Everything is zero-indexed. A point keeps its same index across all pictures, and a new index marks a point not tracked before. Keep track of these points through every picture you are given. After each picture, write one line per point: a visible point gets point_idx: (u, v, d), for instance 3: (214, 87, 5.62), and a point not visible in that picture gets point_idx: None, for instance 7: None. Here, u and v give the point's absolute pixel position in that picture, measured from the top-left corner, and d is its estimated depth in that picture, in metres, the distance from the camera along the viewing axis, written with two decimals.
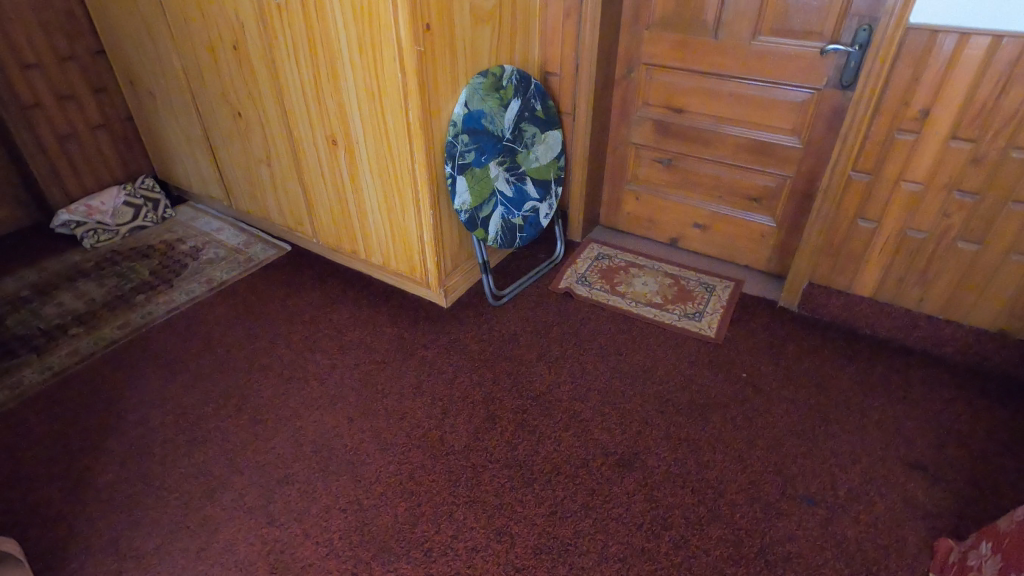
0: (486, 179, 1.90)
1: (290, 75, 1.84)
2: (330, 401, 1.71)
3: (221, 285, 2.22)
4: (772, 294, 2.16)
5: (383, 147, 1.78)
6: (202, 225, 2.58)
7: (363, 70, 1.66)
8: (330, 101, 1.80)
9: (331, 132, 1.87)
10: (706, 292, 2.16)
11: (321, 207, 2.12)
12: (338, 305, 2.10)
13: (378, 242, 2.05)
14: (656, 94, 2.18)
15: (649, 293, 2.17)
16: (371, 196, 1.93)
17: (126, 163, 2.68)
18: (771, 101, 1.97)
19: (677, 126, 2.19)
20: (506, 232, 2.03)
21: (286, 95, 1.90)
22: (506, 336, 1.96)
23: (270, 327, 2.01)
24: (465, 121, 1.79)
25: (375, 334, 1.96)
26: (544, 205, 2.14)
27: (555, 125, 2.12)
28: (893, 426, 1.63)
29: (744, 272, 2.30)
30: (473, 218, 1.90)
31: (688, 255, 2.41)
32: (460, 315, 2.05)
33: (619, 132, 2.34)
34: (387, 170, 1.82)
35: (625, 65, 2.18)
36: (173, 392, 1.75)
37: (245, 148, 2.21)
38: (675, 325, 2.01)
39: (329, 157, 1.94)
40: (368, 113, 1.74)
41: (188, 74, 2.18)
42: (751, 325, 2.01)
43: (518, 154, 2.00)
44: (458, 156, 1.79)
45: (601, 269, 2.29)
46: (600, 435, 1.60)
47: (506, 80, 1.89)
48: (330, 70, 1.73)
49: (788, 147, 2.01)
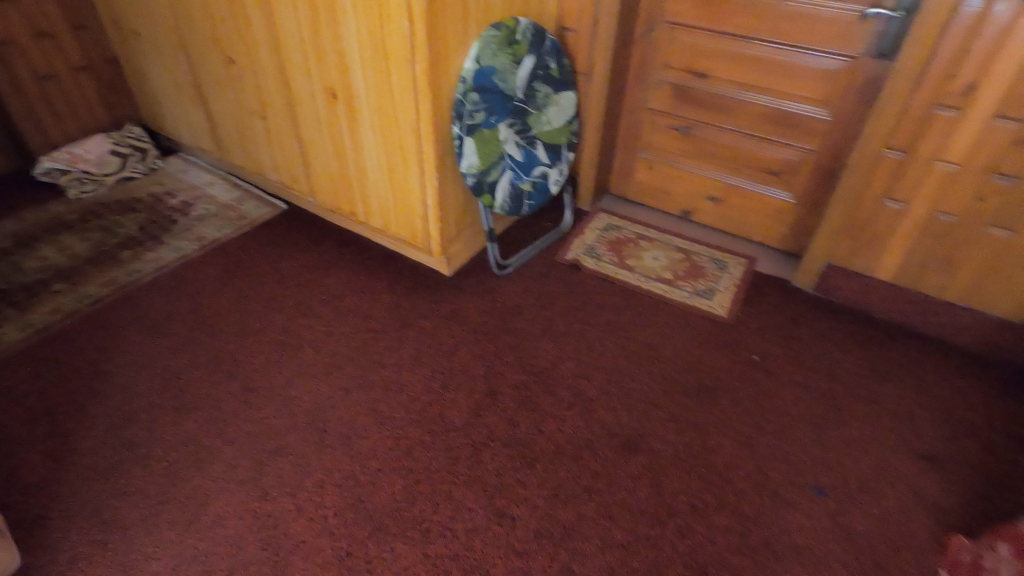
0: (495, 141, 1.78)
1: (285, 17, 1.70)
2: (325, 370, 1.64)
3: (214, 244, 2.12)
4: (785, 273, 2.09)
5: (385, 100, 1.65)
6: (193, 179, 2.47)
7: (366, 16, 1.52)
8: (329, 47, 1.66)
9: (330, 82, 1.74)
10: (717, 269, 2.09)
11: (318, 164, 2.00)
12: (334, 270, 2.01)
13: (378, 204, 1.94)
14: (678, 55, 2.04)
15: (659, 268, 2.08)
16: (373, 154, 1.81)
17: (110, 109, 2.53)
18: (800, 68, 1.84)
19: (697, 92, 2.06)
20: (515, 198, 1.92)
21: (282, 40, 1.76)
22: (508, 308, 1.88)
23: (263, 290, 1.92)
24: (475, 78, 1.65)
25: (372, 301, 1.88)
26: (554, 170, 2.03)
27: (568, 86, 1.99)
28: (906, 416, 1.59)
29: (757, 249, 2.21)
30: (480, 183, 1.78)
31: (699, 228, 2.32)
32: (461, 284, 1.97)
33: (635, 96, 2.21)
34: (388, 127, 1.71)
35: (646, 22, 2.03)
36: (160, 354, 1.68)
37: (237, 97, 2.07)
38: (685, 302, 1.94)
39: (328, 109, 1.81)
40: (370, 62, 1.60)
41: (173, 12, 2.02)
42: (763, 306, 1.94)
43: (529, 115, 1.87)
44: (467, 115, 1.67)
45: (609, 241, 2.20)
46: (605, 415, 1.54)
47: (520, 33, 1.75)
48: (330, 13, 1.59)
49: (815, 119, 1.89)
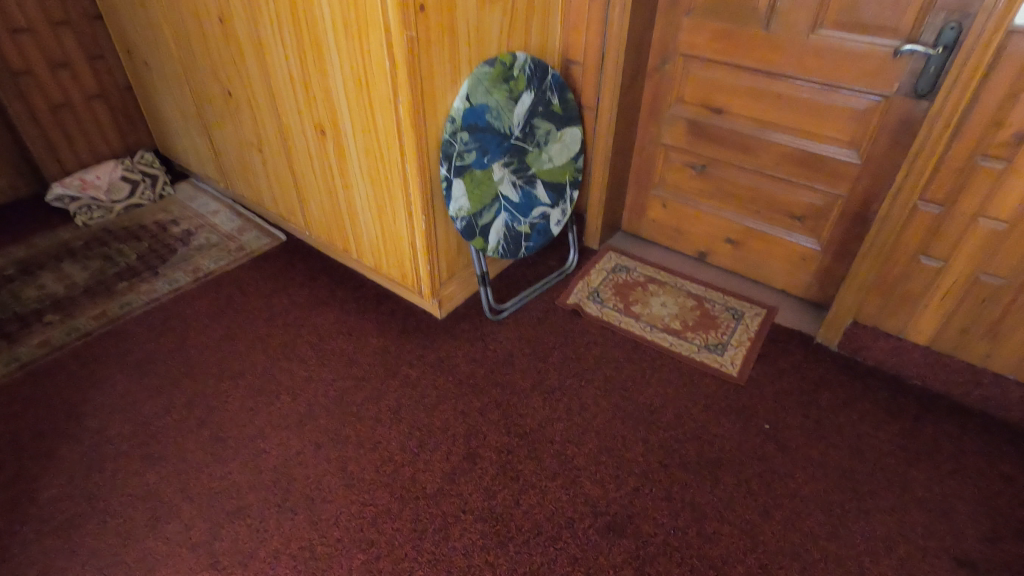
0: (488, 182, 1.69)
1: (275, 52, 1.65)
2: (298, 421, 1.56)
3: (209, 276, 2.09)
4: (807, 326, 1.90)
5: (371, 140, 1.58)
6: (199, 207, 2.46)
7: (349, 54, 1.45)
8: (316, 84, 1.60)
9: (319, 118, 1.67)
10: (732, 319, 1.92)
11: (311, 199, 1.95)
12: (324, 308, 1.94)
13: (369, 242, 1.86)
14: (693, 90, 1.90)
15: (667, 317, 1.93)
16: (362, 193, 1.74)
17: (124, 135, 2.56)
18: (826, 107, 1.68)
19: (714, 129, 1.92)
20: (510, 241, 1.81)
21: (272, 74, 1.71)
22: (500, 357, 1.77)
23: (249, 329, 1.86)
24: (465, 117, 1.56)
25: (358, 345, 1.80)
26: (556, 210, 1.92)
27: (573, 122, 1.88)
28: (940, 507, 1.39)
29: (778, 297, 2.03)
30: (470, 226, 1.68)
31: (715, 271, 2.16)
32: (453, 328, 1.87)
33: (649, 130, 2.07)
34: (375, 167, 1.63)
35: (659, 55, 1.91)
36: (136, 396, 1.63)
37: (236, 129, 2.04)
38: (692, 357, 1.78)
39: (318, 146, 1.75)
40: (355, 101, 1.53)
41: (177, 44, 2.01)
42: (779, 365, 1.76)
43: (528, 154, 1.77)
44: (456, 156, 1.57)
45: (616, 284, 2.07)
46: (592, 488, 1.41)
47: (518, 69, 1.65)
48: (316, 50, 1.53)
49: (842, 162, 1.72)
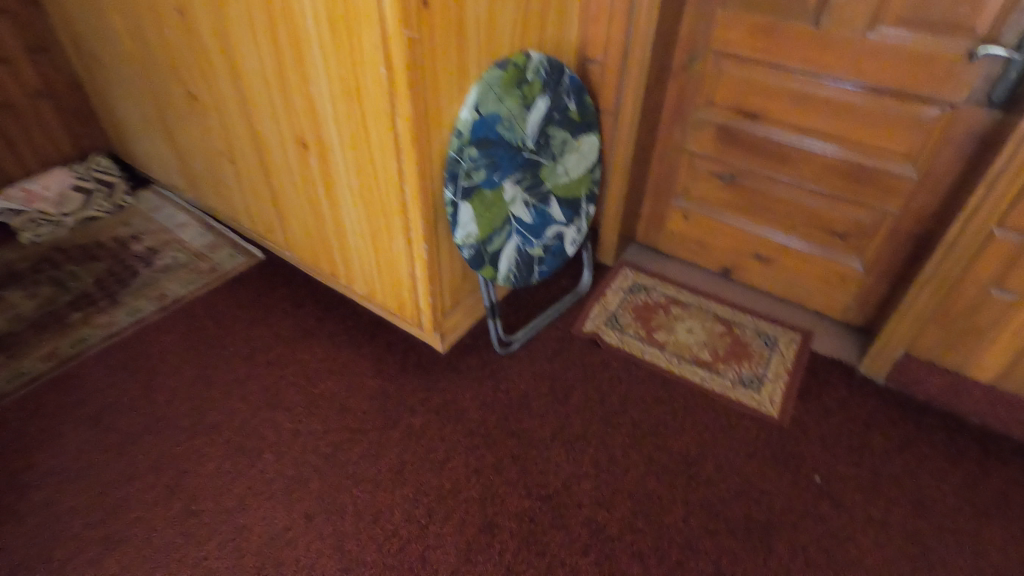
0: (499, 203, 1.46)
1: (246, 52, 1.39)
2: (286, 487, 1.35)
3: (177, 303, 1.85)
4: (848, 354, 1.73)
5: (363, 157, 1.34)
6: (164, 219, 2.20)
7: (335, 57, 1.21)
8: (295, 89, 1.35)
9: (300, 130, 1.43)
10: (765, 348, 1.74)
11: (292, 217, 1.71)
12: (312, 342, 1.72)
13: (361, 268, 1.64)
14: (725, 92, 1.69)
15: (695, 346, 1.75)
16: (352, 215, 1.50)
17: (76, 138, 2.27)
18: (881, 115, 1.49)
19: (746, 136, 1.71)
20: (522, 267, 1.60)
21: (243, 76, 1.45)
22: (514, 399, 1.57)
23: (225, 370, 1.63)
24: (474, 130, 1.33)
25: (352, 387, 1.59)
26: (571, 228, 1.71)
27: (591, 129, 1.66)
28: (1017, 574, 1.24)
29: (812, 320, 1.86)
30: (480, 253, 1.46)
31: (741, 289, 1.98)
32: (458, 365, 1.65)
33: (672, 136, 1.86)
34: (368, 187, 1.40)
35: (686, 51, 1.69)
36: (93, 459, 1.40)
37: (203, 135, 1.78)
38: (727, 395, 1.60)
39: (300, 160, 1.51)
40: (343, 112, 1.29)
41: (130, 37, 1.73)
42: (823, 402, 1.59)
43: (542, 168, 1.55)
44: (464, 175, 1.35)
45: (636, 307, 1.88)
46: (629, 565, 1.23)
47: (532, 71, 1.42)
48: (294, 50, 1.28)
49: (896, 176, 1.54)
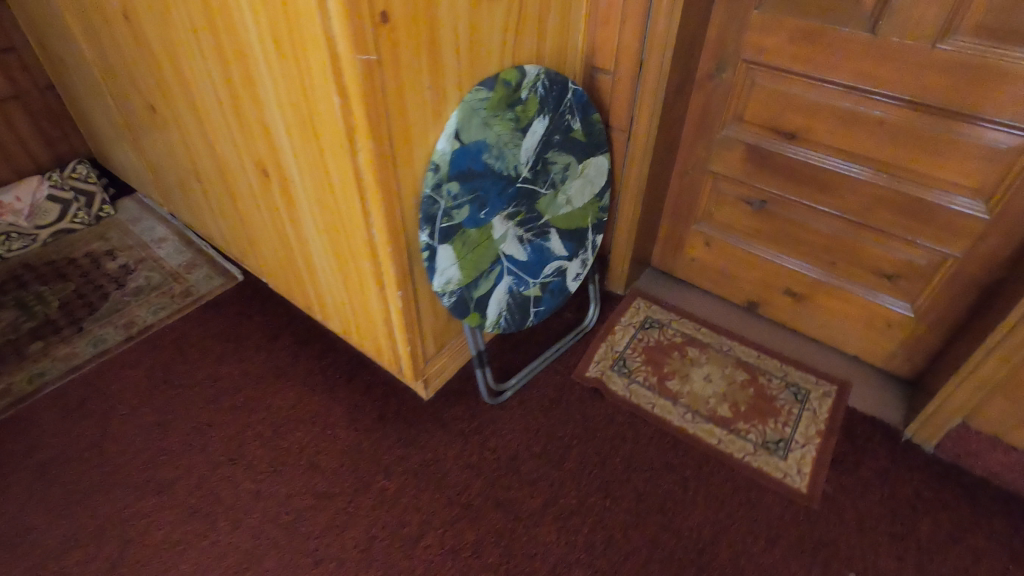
0: (486, 242, 1.26)
1: (196, 68, 1.21)
2: (240, 565, 1.21)
3: (144, 333, 1.70)
4: (892, 412, 1.50)
5: (325, 194, 1.15)
6: (143, 233, 2.05)
7: (285, 82, 1.02)
8: (249, 112, 1.16)
9: (259, 157, 1.25)
10: (795, 403, 1.52)
11: (263, 245, 1.54)
12: (284, 383, 1.56)
13: (334, 307, 1.46)
14: (757, 108, 1.44)
15: (713, 399, 1.53)
16: (321, 252, 1.32)
17: (51, 143, 2.12)
18: (949, 143, 1.23)
19: (781, 158, 1.47)
20: (515, 310, 1.40)
21: (196, 94, 1.27)
22: (502, 461, 1.39)
23: (187, 415, 1.48)
24: (454, 162, 1.13)
25: (324, 440, 1.43)
26: (574, 262, 1.50)
27: (599, 150, 1.44)
28: None
29: (850, 368, 1.63)
30: (464, 300, 1.27)
31: (768, 327, 1.75)
32: (443, 416, 1.48)
33: (694, 153, 1.63)
34: (333, 226, 1.21)
35: (714, 58, 1.44)
36: (34, 521, 1.27)
37: (169, 151, 1.61)
38: (747, 463, 1.39)
39: (263, 188, 1.33)
40: (300, 143, 1.10)
41: (86, 41, 1.56)
42: (862, 475, 1.37)
43: (539, 198, 1.34)
44: (442, 216, 1.15)
45: (647, 347, 1.67)
46: None
47: (527, 89, 1.21)
48: (242, 68, 1.09)
49: (962, 215, 1.29)
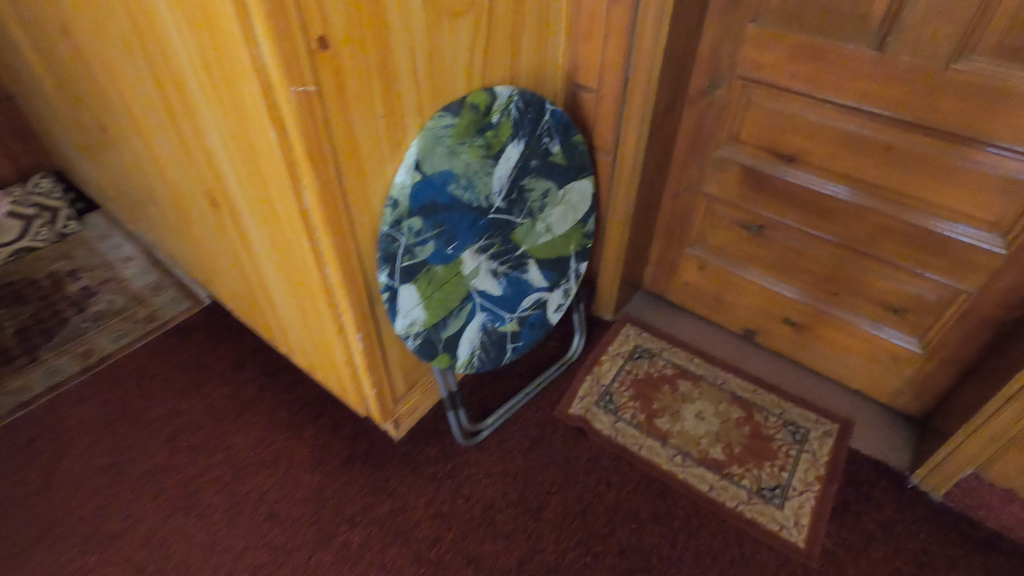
0: (455, 279, 1.16)
1: (136, 90, 1.11)
2: None
3: (102, 362, 1.60)
4: (897, 455, 1.40)
5: (274, 230, 1.05)
6: (108, 251, 1.95)
7: (222, 111, 0.92)
8: (192, 138, 1.06)
9: (208, 186, 1.15)
10: (793, 444, 1.42)
11: (223, 273, 1.44)
12: (247, 421, 1.46)
13: (296, 342, 1.36)
14: (755, 128, 1.34)
15: (705, 440, 1.43)
16: (278, 287, 1.22)
17: (12, 156, 2.02)
18: (963, 171, 1.12)
19: (779, 182, 1.37)
20: (490, 348, 1.29)
21: (141, 116, 1.17)
22: (476, 510, 1.29)
23: (140, 457, 1.38)
24: (416, 196, 1.02)
25: (285, 486, 1.33)
26: (556, 293, 1.40)
27: (581, 174, 1.33)
28: None
29: (853, 404, 1.52)
30: (431, 341, 1.17)
31: (765, 357, 1.65)
32: (414, 458, 1.38)
33: (687, 174, 1.51)
34: (286, 262, 1.10)
35: (707, 74, 1.33)
36: None
37: (125, 171, 1.51)
38: (740, 513, 1.29)
39: (215, 217, 1.23)
40: (244, 176, 1.00)
41: (32, 53, 1.46)
42: (864, 528, 1.27)
43: (515, 229, 1.24)
44: (403, 254, 1.04)
45: (636, 381, 1.56)
46: None
47: (499, 112, 1.10)
48: (179, 92, 0.98)
49: (977, 248, 1.18)
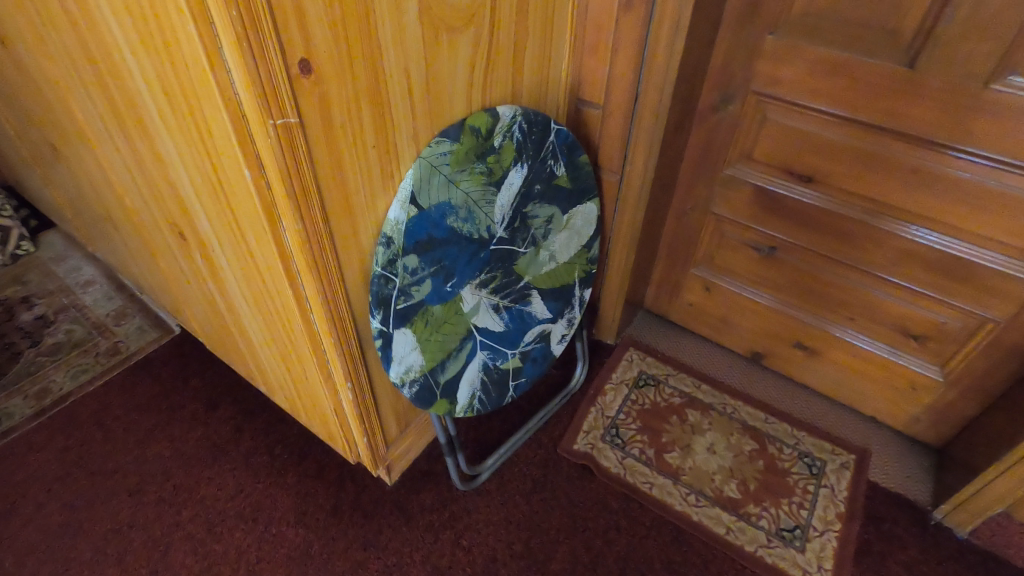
0: (454, 318, 1.05)
1: (89, 111, 0.97)
2: None
3: (59, 403, 1.46)
4: (916, 488, 1.34)
5: (250, 271, 0.93)
6: (66, 275, 1.79)
7: (186, 141, 0.79)
8: (154, 167, 0.94)
9: (173, 218, 1.02)
10: (810, 479, 1.35)
11: (193, 306, 1.30)
12: (222, 468, 1.33)
13: (276, 384, 1.23)
14: (770, 146, 1.25)
15: (718, 476, 1.35)
16: (255, 328, 1.10)
17: None
18: (997, 196, 1.05)
19: (794, 203, 1.29)
20: (491, 388, 1.19)
21: (96, 138, 1.04)
22: (478, 564, 1.19)
23: (103, 514, 1.25)
24: (412, 231, 0.91)
25: (267, 542, 1.21)
26: (560, 323, 1.30)
27: (586, 196, 1.23)
28: None
29: (868, 432, 1.46)
30: (428, 387, 1.06)
31: (775, 381, 1.57)
32: (408, 506, 1.27)
33: (694, 193, 1.43)
34: (264, 304, 0.98)
35: (718, 89, 1.24)
36: None
37: (82, 193, 1.37)
38: (760, 558, 1.22)
39: (183, 250, 1.10)
40: (215, 212, 0.88)
41: None
42: (889, 571, 1.20)
43: (517, 259, 1.13)
44: (397, 297, 0.93)
45: (642, 412, 1.48)
46: None
47: (501, 135, 0.99)
48: (137, 117, 0.86)
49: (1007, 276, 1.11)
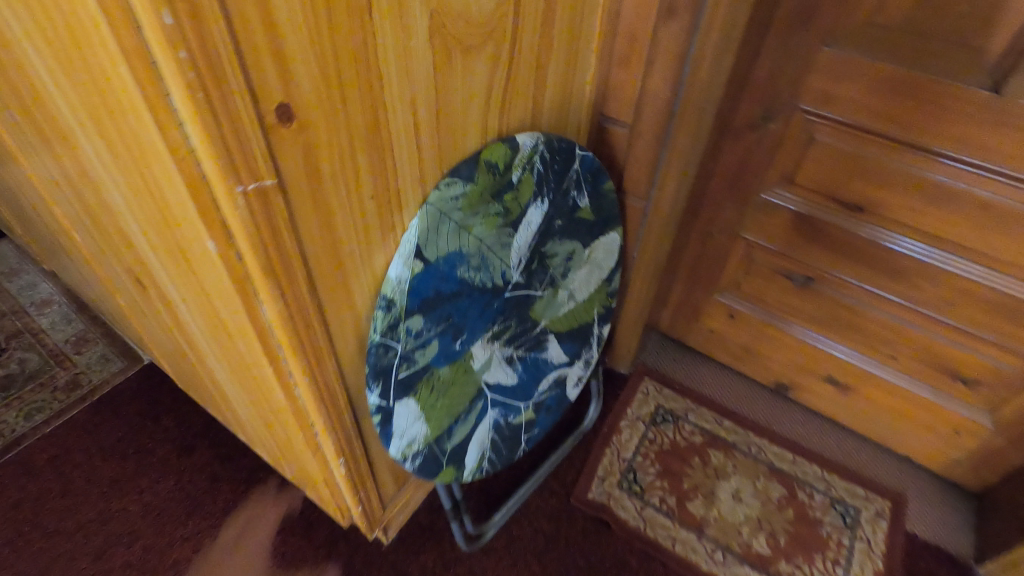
0: (463, 378, 0.91)
1: (15, 134, 0.79)
2: None
3: (10, 447, 1.30)
4: (956, 539, 1.24)
5: (220, 335, 0.76)
6: (19, 293, 1.60)
7: (129, 191, 0.62)
8: (99, 208, 0.77)
9: (127, 262, 0.85)
10: (845, 532, 1.24)
11: (160, 346, 1.14)
12: (198, 526, 1.19)
13: (257, 438, 1.08)
14: (815, 170, 1.11)
15: (746, 529, 1.24)
16: (230, 386, 0.94)
17: None
18: None
19: (838, 233, 1.15)
20: (502, 446, 1.05)
21: (30, 165, 0.86)
22: None
23: None
24: (416, 290, 0.76)
25: None
26: (576, 366, 1.16)
27: (610, 226, 1.09)
28: None
29: (900, 473, 1.36)
30: (433, 457, 0.92)
31: (800, 415, 1.46)
32: (408, 570, 1.14)
33: (723, 215, 1.28)
34: (238, 369, 0.83)
35: (760, 104, 1.09)
36: None
37: (28, 213, 1.19)
38: None
39: (143, 293, 0.93)
40: (172, 269, 0.71)
41: None
42: None
43: (533, 304, 0.99)
44: (399, 366, 0.79)
45: (661, 453, 1.36)
46: None
47: (520, 168, 0.84)
48: (70, 152, 0.68)
49: None
